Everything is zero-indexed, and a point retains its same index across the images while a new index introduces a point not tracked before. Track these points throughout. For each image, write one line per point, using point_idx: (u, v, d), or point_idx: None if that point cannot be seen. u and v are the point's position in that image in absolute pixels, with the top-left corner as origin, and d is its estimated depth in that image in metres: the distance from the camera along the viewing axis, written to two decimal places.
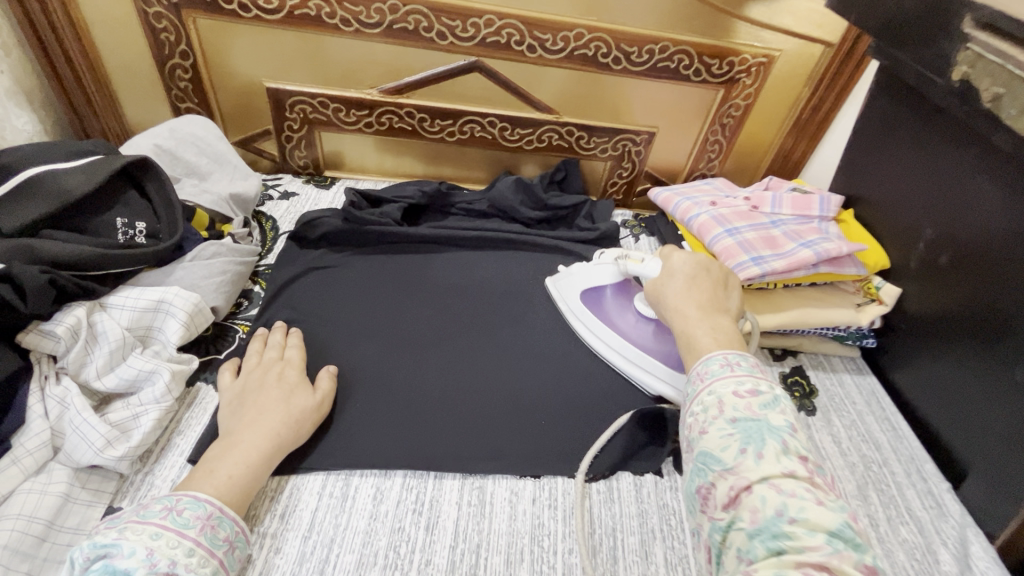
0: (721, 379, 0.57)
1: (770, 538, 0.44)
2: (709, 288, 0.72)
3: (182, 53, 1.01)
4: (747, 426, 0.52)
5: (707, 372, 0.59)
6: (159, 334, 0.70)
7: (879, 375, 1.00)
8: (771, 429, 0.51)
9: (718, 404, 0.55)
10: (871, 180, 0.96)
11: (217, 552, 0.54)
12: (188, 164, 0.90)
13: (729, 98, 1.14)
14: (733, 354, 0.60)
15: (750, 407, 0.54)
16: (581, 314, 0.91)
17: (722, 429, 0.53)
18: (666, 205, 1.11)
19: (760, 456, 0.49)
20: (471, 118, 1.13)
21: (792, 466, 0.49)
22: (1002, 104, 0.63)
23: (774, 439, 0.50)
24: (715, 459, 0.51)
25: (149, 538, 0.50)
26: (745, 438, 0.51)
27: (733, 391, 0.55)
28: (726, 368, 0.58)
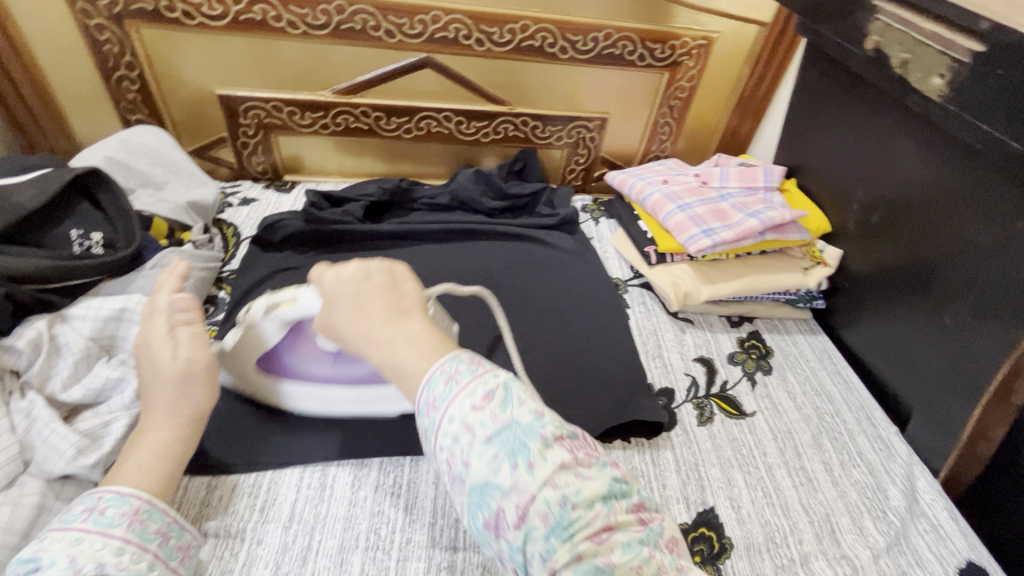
0: (454, 399, 0.49)
1: (563, 530, 0.43)
2: (374, 301, 0.57)
3: (128, 64, 1.00)
4: (504, 437, 0.46)
5: (437, 398, 0.50)
6: (124, 342, 0.70)
7: (830, 333, 1.06)
8: (524, 429, 0.47)
9: (466, 430, 0.48)
10: (808, 150, 1.01)
11: (151, 546, 0.53)
12: (142, 175, 0.90)
13: (674, 81, 1.19)
14: (450, 361, 0.52)
15: (495, 415, 0.48)
16: (296, 389, 0.73)
17: (483, 453, 0.46)
18: (621, 186, 1.15)
19: (531, 465, 0.45)
20: (427, 114, 1.15)
21: (559, 456, 0.46)
22: (911, 70, 0.69)
23: (532, 438, 0.46)
24: (494, 486, 0.45)
25: (70, 544, 0.49)
26: (510, 452, 0.46)
27: (471, 407, 0.48)
28: (451, 383, 0.50)
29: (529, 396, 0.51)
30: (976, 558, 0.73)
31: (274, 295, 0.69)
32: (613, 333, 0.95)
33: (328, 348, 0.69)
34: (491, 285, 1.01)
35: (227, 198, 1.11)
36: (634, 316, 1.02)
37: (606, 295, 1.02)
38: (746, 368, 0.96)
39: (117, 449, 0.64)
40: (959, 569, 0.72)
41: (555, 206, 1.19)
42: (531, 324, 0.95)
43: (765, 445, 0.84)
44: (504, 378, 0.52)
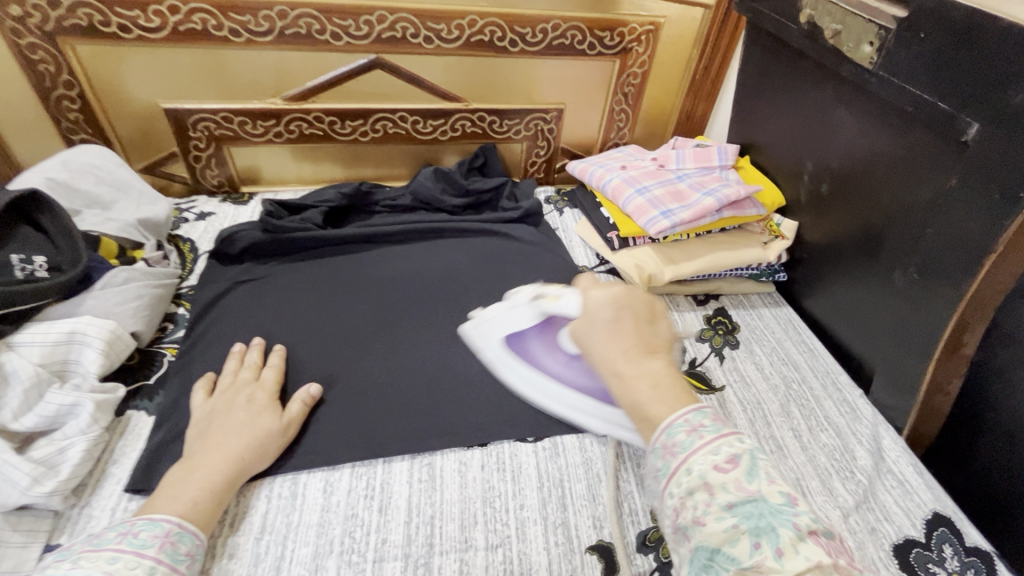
0: (695, 451, 0.49)
1: None
2: (633, 327, 0.61)
3: (66, 83, 0.97)
4: (748, 511, 0.44)
5: (674, 446, 0.50)
6: (77, 366, 0.69)
7: (792, 304, 1.09)
8: (773, 510, 0.44)
9: (705, 485, 0.47)
10: (758, 127, 1.03)
11: (180, 568, 0.55)
12: (88, 195, 0.87)
13: (626, 68, 1.20)
14: (693, 413, 0.53)
15: (739, 483, 0.46)
16: (508, 362, 0.79)
17: (722, 519, 0.44)
18: (582, 175, 1.15)
19: (777, 548, 0.42)
20: (382, 116, 1.14)
21: (814, 554, 0.41)
22: (843, 40, 0.71)
23: (783, 525, 0.43)
24: (726, 557, 0.43)
25: (107, 562, 0.50)
26: (753, 528, 0.43)
27: (714, 466, 0.48)
28: (694, 435, 0.50)
29: (777, 474, 0.48)
30: (941, 508, 0.75)
31: (541, 286, 0.74)
32: None
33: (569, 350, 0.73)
34: (457, 282, 1.01)
35: (181, 214, 1.09)
36: None
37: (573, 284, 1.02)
38: (713, 344, 0.97)
39: (75, 474, 0.63)
40: (926, 521, 0.74)
41: (518, 199, 1.19)
42: None
43: (735, 417, 0.85)
44: (747, 445, 0.50)
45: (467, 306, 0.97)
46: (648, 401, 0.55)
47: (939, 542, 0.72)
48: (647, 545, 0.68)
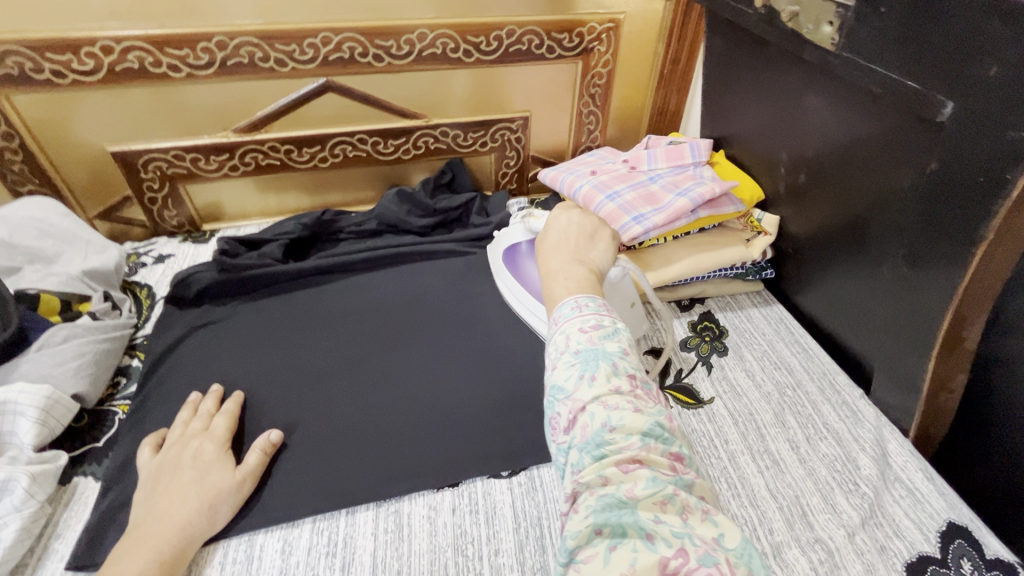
0: (572, 318, 0.58)
1: (594, 448, 0.47)
2: (574, 242, 0.76)
3: (6, 135, 0.94)
4: (587, 354, 0.53)
5: (561, 317, 0.59)
6: (11, 438, 0.64)
7: (784, 302, 1.03)
8: (606, 354, 0.53)
9: (565, 342, 0.56)
10: (730, 119, 0.98)
11: None
12: (30, 250, 0.84)
13: (590, 69, 1.16)
14: (585, 298, 0.60)
15: (592, 339, 0.55)
16: (503, 272, 0.96)
17: (569, 363, 0.53)
18: (553, 183, 1.11)
19: (595, 379, 0.51)
20: (340, 140, 1.10)
21: (621, 385, 0.51)
22: (801, 21, 0.66)
23: (606, 363, 0.52)
24: (560, 390, 0.52)
25: None
26: (588, 365, 0.52)
27: (579, 329, 0.56)
28: (576, 309, 0.59)
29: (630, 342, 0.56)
30: (957, 518, 0.69)
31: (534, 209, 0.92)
32: None
33: None
34: (427, 307, 0.96)
35: (140, 259, 1.05)
36: None
37: None
38: (700, 353, 0.92)
39: (9, 557, 0.58)
40: (941, 534, 0.68)
41: (489, 214, 1.15)
42: (472, 343, 0.90)
43: (726, 431, 0.80)
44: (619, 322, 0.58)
45: (438, 332, 0.92)
46: (557, 292, 0.64)
47: (956, 557, 0.66)
48: None
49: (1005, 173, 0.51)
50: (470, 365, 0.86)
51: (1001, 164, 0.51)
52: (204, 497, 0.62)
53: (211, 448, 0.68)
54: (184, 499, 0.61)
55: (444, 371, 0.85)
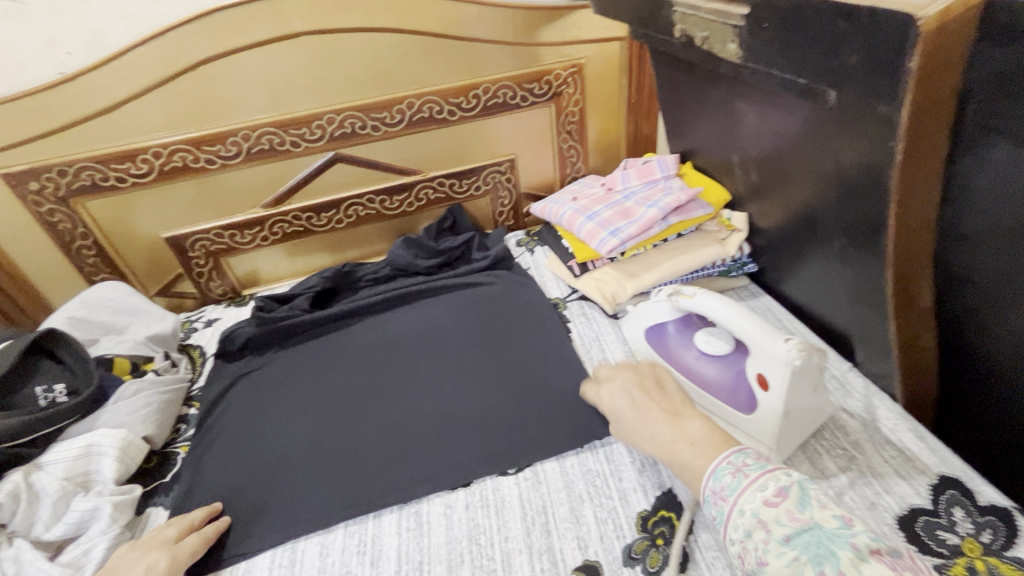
0: (742, 492, 0.54)
1: None
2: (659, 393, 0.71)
3: (82, 234, 1.14)
4: (805, 540, 0.49)
5: (723, 488, 0.56)
6: (98, 475, 0.77)
7: (770, 292, 1.08)
8: (829, 535, 0.48)
9: (760, 524, 0.51)
10: (689, 134, 1.08)
11: None
12: (105, 324, 1.01)
13: (563, 109, 1.29)
14: (735, 455, 0.59)
15: (791, 513, 0.51)
16: (649, 353, 0.90)
17: (783, 554, 0.48)
18: (543, 214, 1.22)
19: (842, 573, 0.45)
20: (352, 202, 1.26)
21: (880, 570, 0.45)
22: (712, 43, 0.76)
23: (843, 548, 0.47)
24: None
25: None
26: (814, 558, 0.47)
27: (764, 502, 0.53)
28: (740, 475, 0.56)
29: (827, 499, 0.52)
30: (948, 471, 0.72)
31: (678, 285, 0.87)
32: (555, 348, 0.98)
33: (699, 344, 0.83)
34: (437, 336, 1.07)
35: (192, 325, 1.21)
36: (578, 327, 1.05)
37: (545, 316, 1.06)
38: None
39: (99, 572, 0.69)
40: (932, 486, 0.70)
41: (488, 248, 1.27)
42: (478, 361, 0.99)
43: None
44: (795, 476, 0.55)
45: (448, 356, 1.02)
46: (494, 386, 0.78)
47: (948, 506, 0.68)
48: (634, 557, 0.67)
49: (891, 142, 0.58)
50: (477, 381, 0.95)
51: (886, 136, 0.58)
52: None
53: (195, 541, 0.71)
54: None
55: (453, 389, 0.95)
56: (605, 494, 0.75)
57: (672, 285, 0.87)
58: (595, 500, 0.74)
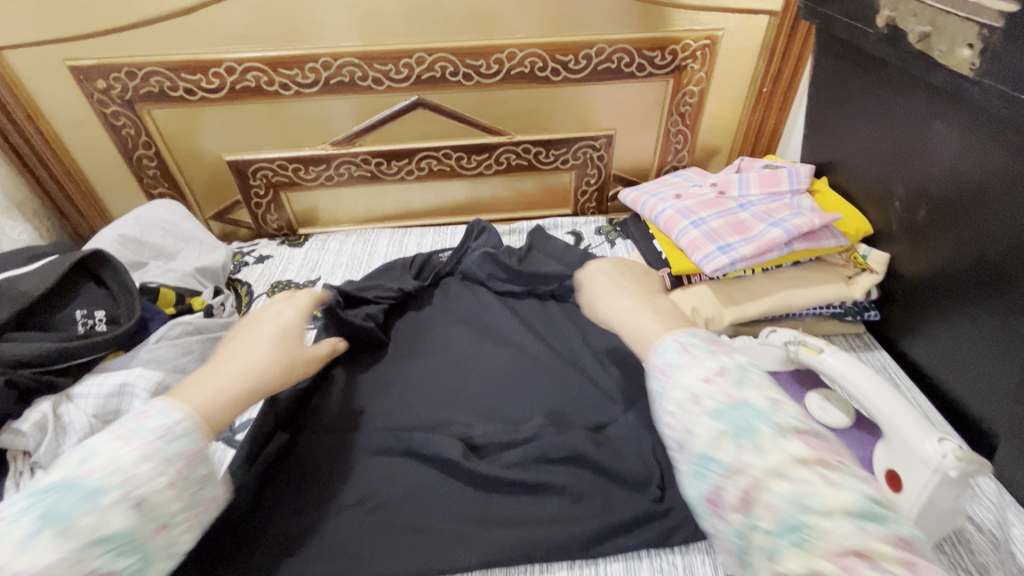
0: (684, 367, 0.49)
1: (793, 532, 0.39)
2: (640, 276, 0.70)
3: (145, 144, 1.07)
4: (733, 416, 0.44)
5: (668, 365, 0.50)
6: (128, 417, 0.71)
7: (889, 348, 0.92)
8: (758, 413, 0.44)
9: (693, 399, 0.46)
10: (841, 144, 0.90)
11: (176, 467, 0.46)
12: (155, 247, 0.94)
13: (681, 87, 1.11)
14: (684, 335, 0.53)
15: (726, 391, 0.46)
16: None
17: (709, 425, 0.44)
18: (635, 204, 1.07)
19: (760, 448, 0.42)
20: (426, 154, 1.14)
21: (796, 449, 0.42)
22: (932, 42, 0.60)
23: (765, 423, 0.43)
24: (717, 462, 0.43)
25: (132, 462, 0.44)
26: (737, 430, 0.43)
27: (703, 379, 0.47)
28: (685, 353, 0.50)
29: (771, 385, 0.48)
30: None
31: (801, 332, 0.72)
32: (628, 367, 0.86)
33: (811, 411, 0.70)
34: (498, 318, 0.96)
35: (242, 258, 1.15)
36: None
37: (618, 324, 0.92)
38: None
39: None
40: None
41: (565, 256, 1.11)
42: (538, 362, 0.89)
43: None
44: (739, 360, 0.50)
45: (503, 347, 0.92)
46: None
47: None
48: None
49: None
50: (537, 385, 0.85)
51: None
52: (280, 352, 0.61)
53: (292, 314, 0.68)
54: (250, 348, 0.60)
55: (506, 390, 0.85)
56: (667, 558, 0.68)
57: (795, 331, 0.72)
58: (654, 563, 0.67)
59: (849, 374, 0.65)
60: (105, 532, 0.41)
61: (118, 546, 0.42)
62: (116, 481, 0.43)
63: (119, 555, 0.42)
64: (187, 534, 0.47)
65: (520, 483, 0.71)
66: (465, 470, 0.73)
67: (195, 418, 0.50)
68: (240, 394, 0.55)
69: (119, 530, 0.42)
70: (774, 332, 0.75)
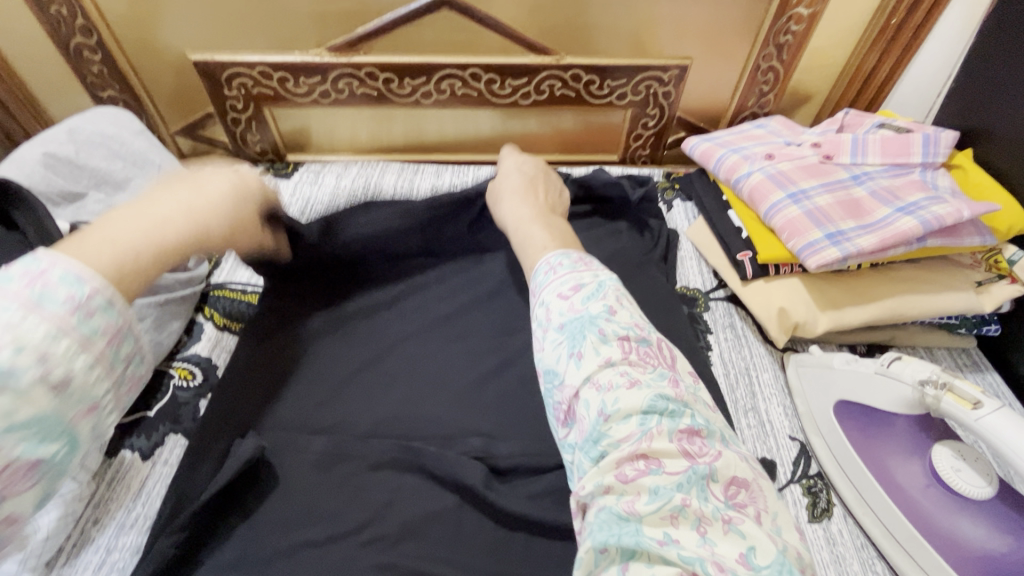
0: (547, 284, 0.50)
1: (592, 444, 0.41)
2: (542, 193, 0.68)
3: (83, 29, 0.82)
4: (572, 326, 0.45)
5: (536, 285, 0.51)
6: None
7: (1003, 369, 0.75)
8: (590, 320, 0.45)
9: (546, 314, 0.48)
10: (1016, 107, 0.68)
11: (93, 342, 0.36)
12: (97, 172, 0.72)
13: (788, 8, 0.86)
14: (557, 256, 0.52)
15: (574, 304, 0.47)
16: (836, 434, 0.61)
17: (554, 340, 0.46)
18: (706, 160, 0.85)
19: (580, 357, 0.43)
20: (449, 72, 0.89)
21: (610, 353, 0.43)
22: None
23: (592, 331, 0.44)
24: (554, 376, 0.45)
25: (41, 338, 0.33)
26: (573, 340, 0.44)
27: (558, 294, 0.48)
28: (551, 272, 0.50)
29: (619, 294, 0.48)
30: None
31: (945, 370, 0.54)
32: None
33: (942, 470, 0.55)
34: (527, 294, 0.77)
35: None
36: (721, 343, 0.72)
37: (681, 309, 0.72)
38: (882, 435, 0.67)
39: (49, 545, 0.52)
40: None
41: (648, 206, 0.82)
42: None
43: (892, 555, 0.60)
44: (600, 275, 0.50)
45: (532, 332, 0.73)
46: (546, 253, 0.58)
47: None
48: None
49: None
50: None
51: None
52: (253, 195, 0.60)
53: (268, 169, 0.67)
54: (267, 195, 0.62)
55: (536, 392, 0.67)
56: None
57: (934, 366, 0.55)
58: None
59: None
60: (12, 422, 0.32)
61: (17, 439, 0.32)
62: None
63: (23, 447, 0.32)
64: (114, 415, 0.39)
65: (553, 525, 0.56)
66: (485, 499, 0.57)
67: (111, 285, 0.37)
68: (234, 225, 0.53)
69: (30, 421, 0.32)
70: (899, 361, 0.57)
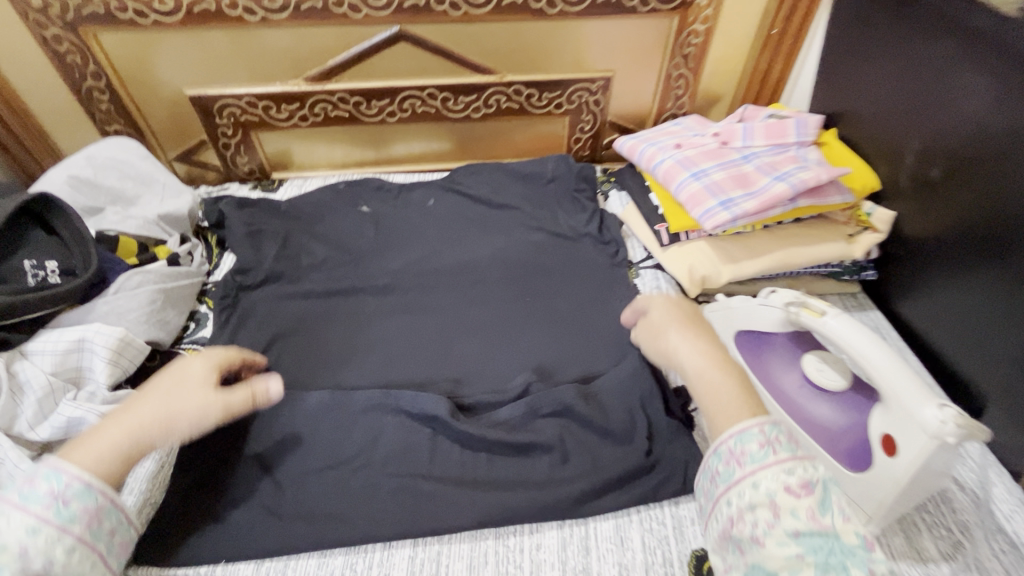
0: (766, 465, 0.43)
1: None
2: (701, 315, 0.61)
3: (94, 74, 0.97)
4: (815, 543, 0.39)
5: (745, 454, 0.44)
6: (91, 374, 0.67)
7: (884, 308, 0.90)
8: (849, 553, 0.38)
9: (770, 506, 0.41)
10: (861, 92, 0.86)
11: (74, 528, 0.45)
12: (112, 191, 0.86)
13: (686, 25, 1.03)
14: (768, 425, 0.46)
15: (813, 513, 0.40)
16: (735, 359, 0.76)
17: (785, 545, 0.39)
18: (631, 154, 1.00)
19: None
20: (409, 94, 1.05)
21: None
22: None
23: (858, 569, 0.38)
24: None
25: (25, 533, 0.43)
26: (821, 565, 0.38)
27: (785, 488, 0.42)
28: (769, 448, 0.44)
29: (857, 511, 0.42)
30: None
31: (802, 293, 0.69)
32: (621, 324, 0.83)
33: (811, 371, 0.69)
34: (484, 273, 0.91)
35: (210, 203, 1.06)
36: None
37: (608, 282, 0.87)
38: None
39: None
40: None
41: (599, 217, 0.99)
42: (524, 319, 0.84)
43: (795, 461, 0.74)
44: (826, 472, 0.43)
45: (487, 302, 0.87)
46: None
47: None
48: None
49: None
50: (525, 342, 0.81)
51: None
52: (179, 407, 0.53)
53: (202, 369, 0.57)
54: (185, 402, 0.54)
55: (492, 348, 0.81)
56: (657, 518, 0.66)
57: (796, 292, 0.69)
58: (645, 524, 0.65)
59: (852, 333, 0.62)
60: None
61: None
62: (8, 559, 0.41)
63: None
64: None
65: (507, 444, 0.69)
66: (451, 429, 0.69)
67: (85, 473, 0.47)
68: (138, 449, 0.51)
69: None
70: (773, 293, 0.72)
